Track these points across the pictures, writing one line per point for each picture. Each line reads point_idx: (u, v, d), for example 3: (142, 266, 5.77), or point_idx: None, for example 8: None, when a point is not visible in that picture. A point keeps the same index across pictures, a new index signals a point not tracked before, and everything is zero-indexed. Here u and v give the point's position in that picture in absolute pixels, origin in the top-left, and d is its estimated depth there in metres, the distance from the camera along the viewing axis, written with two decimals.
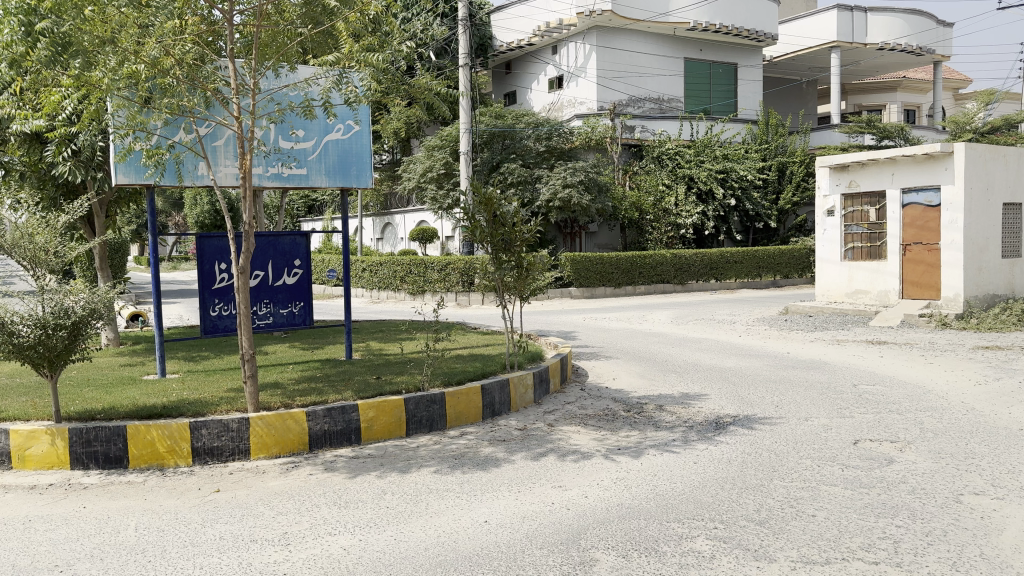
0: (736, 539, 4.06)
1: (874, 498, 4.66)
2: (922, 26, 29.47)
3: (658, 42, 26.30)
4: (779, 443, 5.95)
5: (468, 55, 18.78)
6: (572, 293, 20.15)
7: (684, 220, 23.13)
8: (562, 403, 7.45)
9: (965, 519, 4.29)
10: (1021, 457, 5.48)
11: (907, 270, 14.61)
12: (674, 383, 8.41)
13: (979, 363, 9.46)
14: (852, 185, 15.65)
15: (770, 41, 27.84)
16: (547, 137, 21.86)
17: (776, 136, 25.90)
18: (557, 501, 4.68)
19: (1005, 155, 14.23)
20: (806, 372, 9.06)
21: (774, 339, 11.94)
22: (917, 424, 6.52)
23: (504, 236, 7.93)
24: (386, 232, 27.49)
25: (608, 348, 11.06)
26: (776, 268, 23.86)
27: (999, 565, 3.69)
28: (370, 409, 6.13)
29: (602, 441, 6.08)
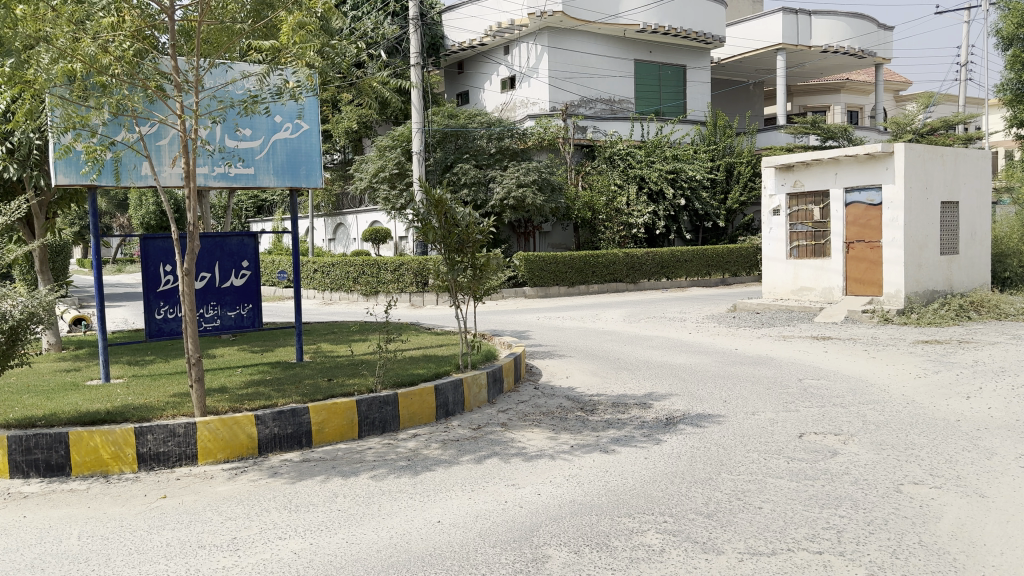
0: (685, 532, 4.13)
1: (819, 489, 4.79)
2: (864, 30, 30.26)
3: (609, 44, 26.53)
4: (727, 437, 6.07)
5: (419, 55, 18.66)
6: (526, 292, 20.23)
7: (636, 220, 23.38)
8: (516, 403, 7.46)
9: (905, 508, 4.44)
10: (957, 447, 5.68)
11: (850, 267, 15.01)
12: (626, 381, 8.51)
13: (919, 357, 9.77)
14: (796, 185, 16.01)
15: (718, 43, 28.31)
16: (499, 137, 21.87)
17: (723, 137, 26.39)
18: (511, 499, 4.70)
19: (942, 155, 14.72)
20: (753, 367, 9.25)
21: (722, 336, 12.14)
22: (859, 416, 6.71)
23: (458, 236, 7.94)
24: (339, 233, 27.22)
25: (562, 346, 11.14)
26: (725, 267, 24.25)
27: (937, 552, 3.82)
28: (321, 411, 6.08)
29: (554, 440, 6.13)
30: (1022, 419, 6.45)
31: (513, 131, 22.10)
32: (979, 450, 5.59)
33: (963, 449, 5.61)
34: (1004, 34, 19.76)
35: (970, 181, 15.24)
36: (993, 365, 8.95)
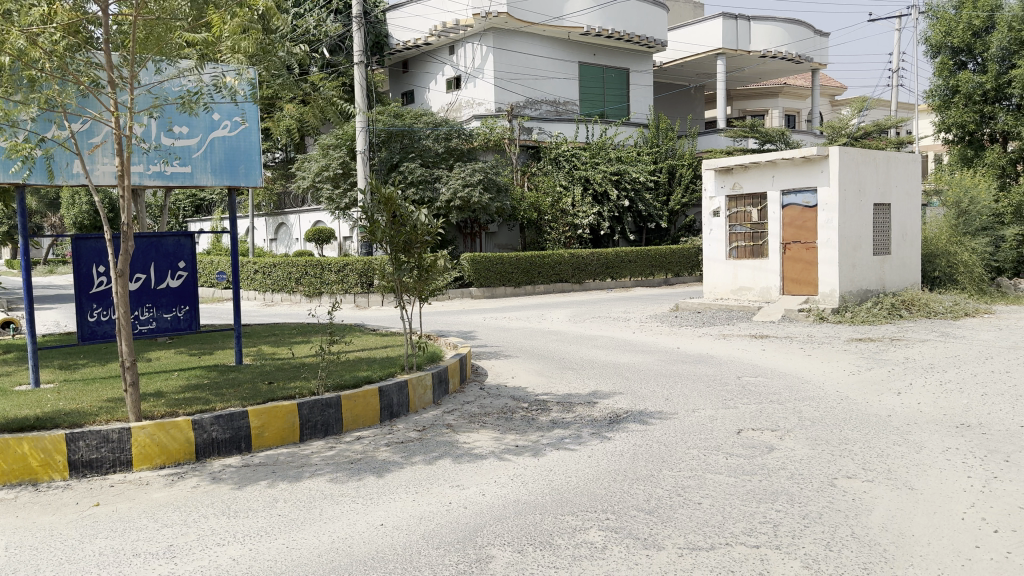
0: (627, 529, 4.19)
1: (756, 484, 4.91)
2: (800, 36, 31.10)
3: (554, 46, 26.69)
4: (668, 434, 6.18)
5: (362, 53, 18.43)
6: (472, 292, 20.21)
7: (581, 220, 23.63)
8: (461, 404, 7.45)
9: (838, 501, 4.58)
10: (888, 442, 5.88)
11: (787, 268, 15.40)
12: (571, 380, 8.58)
13: (852, 354, 10.08)
14: (735, 187, 16.34)
15: (660, 47, 28.75)
16: (446, 137, 21.75)
17: (666, 139, 26.81)
18: (455, 500, 4.70)
19: (875, 159, 15.20)
20: (695, 365, 9.42)
21: (665, 335, 12.33)
22: (795, 412, 6.90)
23: (405, 237, 7.89)
24: (281, 233, 26.79)
25: (507, 346, 11.17)
26: (668, 267, 24.63)
27: (868, 543, 3.96)
28: (261, 414, 5.98)
29: (499, 440, 6.14)
30: (948, 413, 6.72)
31: (460, 131, 22.04)
32: (908, 444, 5.80)
33: (893, 443, 5.82)
34: (932, 42, 20.50)
35: (901, 184, 15.80)
36: (922, 362, 9.30)
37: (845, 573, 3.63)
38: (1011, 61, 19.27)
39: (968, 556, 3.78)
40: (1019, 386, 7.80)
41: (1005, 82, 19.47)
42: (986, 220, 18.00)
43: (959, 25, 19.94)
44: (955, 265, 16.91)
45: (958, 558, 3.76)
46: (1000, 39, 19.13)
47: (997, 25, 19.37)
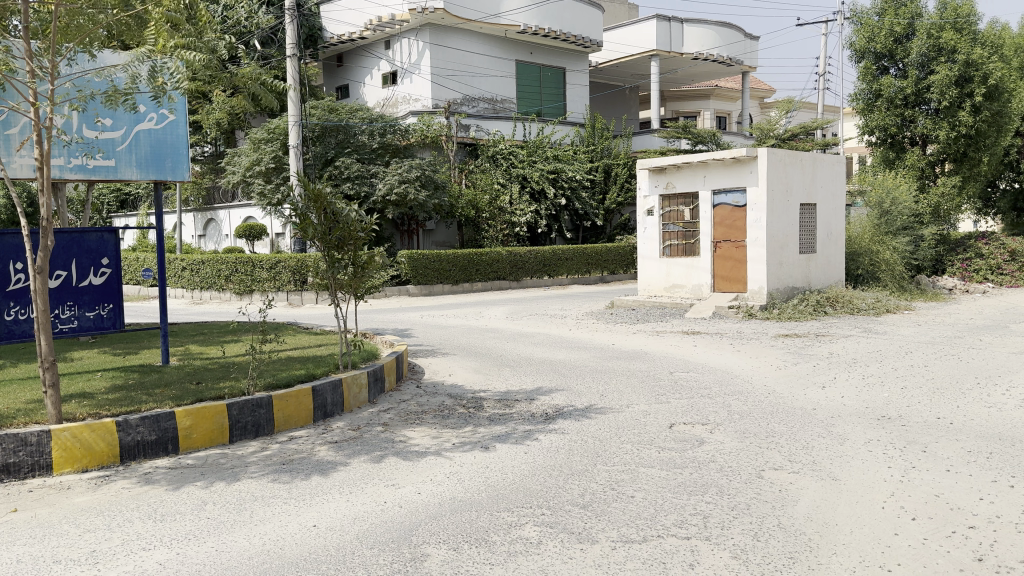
0: (561, 524, 4.24)
1: (687, 477, 5.03)
2: (730, 39, 31.85)
3: (490, 43, 26.69)
4: (603, 430, 6.26)
5: (295, 46, 18.08)
6: (409, 290, 20.07)
7: (518, 218, 23.69)
8: (397, 402, 7.41)
9: (765, 492, 4.72)
10: (812, 434, 6.08)
11: (718, 266, 15.77)
12: (508, 377, 8.62)
13: (780, 350, 10.41)
14: (668, 186, 16.61)
15: (596, 47, 29.04)
16: (381, 133, 21.55)
17: (601, 139, 27.13)
18: (390, 499, 4.68)
19: (801, 160, 15.69)
20: (630, 362, 9.56)
21: (600, 332, 12.49)
22: (725, 406, 7.09)
23: (339, 233, 7.79)
24: (210, 229, 26.12)
25: (444, 345, 11.13)
26: (604, 265, 24.96)
27: (793, 533, 4.09)
28: (189, 415, 5.83)
29: (437, 438, 6.12)
30: (870, 406, 7.00)
31: (395, 127, 21.86)
32: (832, 436, 6.01)
33: (818, 436, 6.03)
34: (856, 48, 21.22)
35: (827, 185, 16.35)
36: (846, 357, 9.66)
37: (771, 562, 3.75)
38: (930, 67, 20.32)
39: (888, 544, 3.94)
40: (936, 379, 8.18)
41: (924, 87, 20.39)
42: (907, 220, 18.80)
43: (882, 31, 20.79)
44: (877, 263, 17.57)
45: (878, 546, 3.91)
46: (919, 47, 20.15)
47: (917, 32, 20.34)
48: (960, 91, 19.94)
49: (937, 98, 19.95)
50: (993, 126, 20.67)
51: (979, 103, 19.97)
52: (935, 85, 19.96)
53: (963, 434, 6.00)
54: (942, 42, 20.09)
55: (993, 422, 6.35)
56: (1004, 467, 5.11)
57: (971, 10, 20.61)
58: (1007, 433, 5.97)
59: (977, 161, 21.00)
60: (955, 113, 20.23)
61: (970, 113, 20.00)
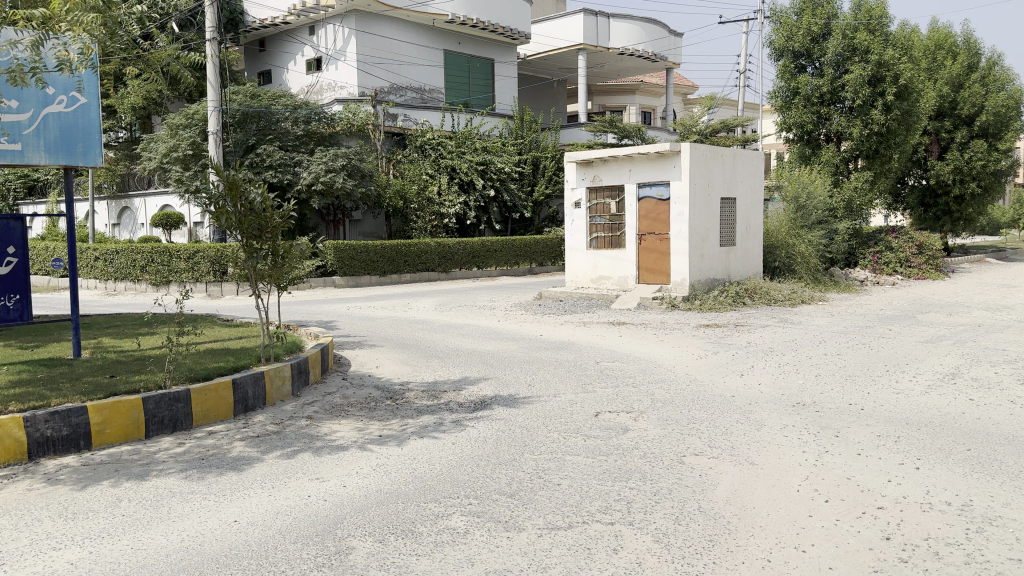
0: (488, 513, 4.25)
1: (612, 464, 5.11)
2: (656, 35, 32.37)
3: (418, 32, 26.41)
4: (530, 419, 6.31)
5: (215, 30, 17.51)
6: (335, 281, 19.77)
7: (447, 209, 23.51)
8: (322, 395, 7.30)
9: (686, 477, 4.85)
10: (731, 421, 6.27)
11: (642, 258, 16.04)
12: (436, 368, 8.61)
13: (702, 339, 10.67)
14: (595, 179, 16.78)
15: (524, 39, 29.09)
16: (306, 120, 21.12)
17: (529, 131, 27.21)
18: (314, 493, 4.60)
19: (722, 155, 16.09)
20: (557, 352, 9.65)
21: (528, 323, 12.59)
22: (649, 394, 7.24)
23: (255, 222, 7.58)
24: (124, 217, 25.15)
25: (371, 336, 11.00)
26: (532, 257, 25.14)
27: (713, 516, 4.21)
28: (102, 410, 5.61)
29: (362, 430, 6.05)
30: (786, 393, 7.27)
31: (321, 114, 21.46)
32: (750, 422, 6.22)
33: (736, 422, 6.22)
34: (776, 46, 21.82)
35: (746, 180, 16.84)
36: (763, 346, 9.98)
37: (692, 544, 3.86)
38: (845, 66, 21.08)
39: (802, 525, 4.10)
40: (848, 367, 8.54)
41: (839, 86, 21.16)
42: (821, 215, 19.55)
43: (800, 30, 21.44)
44: (793, 256, 18.21)
45: (794, 527, 4.07)
46: (835, 46, 20.91)
47: (833, 33, 21.09)
48: (873, 89, 20.81)
49: (851, 97, 20.73)
50: (902, 125, 21.64)
51: (890, 102, 20.86)
52: (850, 84, 20.73)
53: (873, 419, 6.29)
54: (857, 43, 20.87)
55: (900, 407, 6.67)
56: (910, 450, 5.38)
57: (884, 12, 21.45)
58: (913, 418, 6.29)
59: (887, 158, 21.86)
60: (867, 111, 21.07)
61: (881, 112, 20.89)
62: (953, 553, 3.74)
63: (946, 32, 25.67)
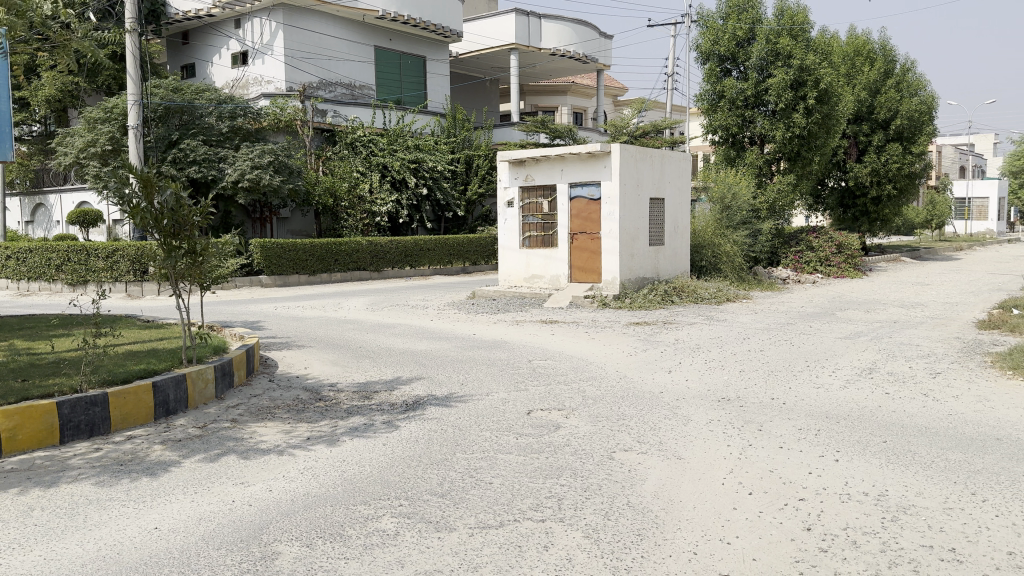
0: (419, 514, 4.21)
1: (543, 461, 5.14)
2: (586, 36, 32.72)
3: (348, 27, 26.05)
4: (462, 418, 6.28)
5: (135, 21, 16.88)
6: (262, 281, 19.34)
7: (379, 208, 23.30)
8: (247, 397, 7.11)
9: (616, 473, 4.91)
10: (659, 416, 6.38)
11: (574, 257, 16.18)
12: (367, 368, 8.50)
13: (632, 337, 10.82)
14: (527, 179, 16.81)
15: (456, 37, 28.97)
16: (231, 116, 20.58)
17: (462, 130, 27.14)
18: (238, 498, 4.48)
19: (651, 156, 16.36)
20: (489, 351, 9.65)
21: (461, 322, 12.56)
22: (580, 392, 7.30)
23: (172, 220, 7.32)
24: (38, 215, 24.07)
25: (300, 336, 10.79)
26: (465, 256, 25.10)
27: (641, 511, 4.28)
28: (12, 415, 5.33)
29: (289, 433, 5.93)
30: (713, 389, 7.43)
31: (247, 110, 20.93)
32: (677, 417, 6.34)
33: (664, 417, 6.33)
34: (702, 49, 22.34)
35: (674, 181, 17.17)
36: (691, 342, 10.20)
37: (620, 539, 3.90)
38: (768, 71, 21.72)
39: (728, 517, 4.19)
40: (771, 362, 8.79)
41: (763, 90, 21.77)
42: (745, 215, 20.09)
43: (726, 34, 21.98)
44: (719, 255, 18.67)
45: (719, 520, 4.16)
46: (759, 51, 21.50)
47: (757, 37, 21.70)
48: (795, 93, 21.50)
49: (774, 100, 21.36)
50: (822, 128, 22.41)
51: (811, 105, 21.62)
52: (773, 88, 21.38)
53: (794, 412, 6.49)
54: (780, 48, 21.51)
55: (820, 401, 6.91)
56: (830, 443, 5.57)
57: (805, 18, 22.16)
58: (832, 411, 6.51)
59: (808, 161, 22.58)
60: (789, 115, 21.76)
61: (802, 115, 21.59)
62: (870, 542, 3.88)
63: (864, 38, 26.65)
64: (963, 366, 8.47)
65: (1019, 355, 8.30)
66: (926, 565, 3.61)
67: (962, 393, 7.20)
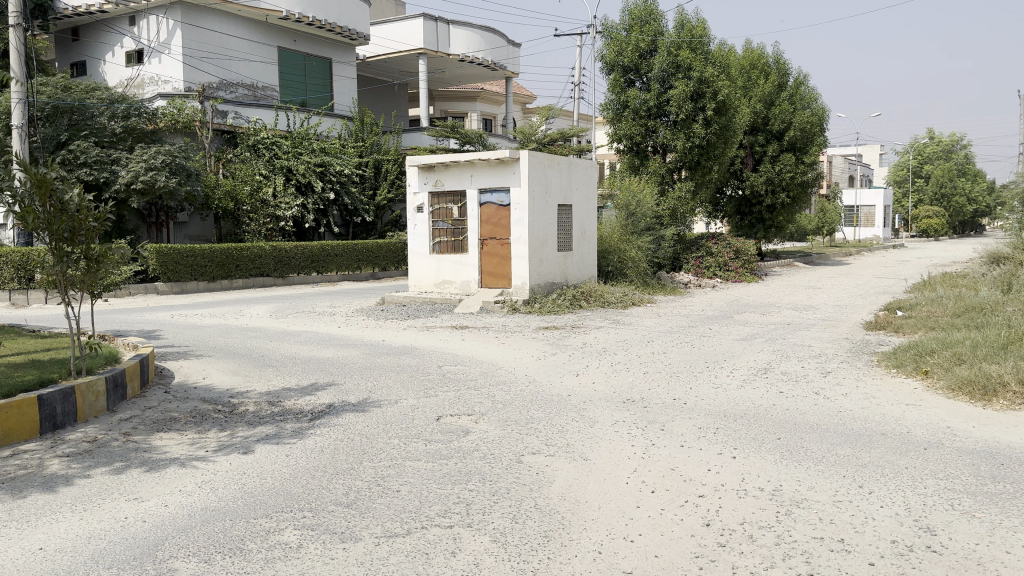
0: (324, 525, 4.13)
1: (451, 467, 5.13)
2: (494, 44, 32.92)
3: (250, 27, 25.35)
4: (369, 426, 6.20)
5: (20, 16, 15.91)
6: (157, 287, 18.58)
7: (283, 212, 22.82)
8: (142, 409, 6.80)
9: (524, 476, 4.95)
10: (567, 418, 6.47)
11: (484, 262, 16.22)
12: (271, 377, 8.28)
13: (541, 341, 10.93)
14: (437, 184, 16.72)
15: (363, 41, 28.59)
16: (124, 115, 19.71)
17: (370, 134, 26.78)
18: (132, 514, 4.28)
19: (558, 163, 16.58)
20: (398, 358, 9.56)
21: (369, 328, 12.39)
22: (489, 396, 7.32)
23: (67, 224, 6.95)
24: None
25: (199, 346, 10.40)
26: (375, 262, 24.79)
27: (548, 513, 4.33)
28: None
29: (192, 444, 5.72)
30: (617, 390, 7.60)
31: (142, 110, 20.08)
32: (584, 419, 6.43)
33: (572, 420, 6.43)
34: (607, 60, 22.79)
35: (581, 188, 17.47)
36: (597, 346, 10.38)
37: (528, 542, 3.94)
38: (669, 82, 22.37)
39: (631, 516, 4.29)
40: (673, 364, 9.04)
41: (664, 101, 22.40)
42: (649, 221, 20.63)
43: (629, 46, 22.51)
44: (625, 261, 19.08)
45: (623, 519, 4.24)
46: (661, 63, 22.14)
47: (658, 49, 22.33)
48: (695, 104, 22.23)
49: (675, 111, 22.02)
50: (720, 138, 23.25)
51: (709, 116, 22.39)
52: (674, 98, 22.04)
53: (695, 412, 6.70)
54: (680, 60, 22.23)
55: (719, 400, 7.17)
56: (729, 440, 5.78)
57: (704, 32, 23.00)
58: (730, 410, 6.76)
59: (707, 170, 23.36)
60: (690, 125, 22.49)
61: (701, 126, 22.34)
62: (765, 535, 4.04)
63: (759, 53, 27.82)
64: (852, 365, 8.95)
65: (902, 355, 8.81)
66: (816, 556, 3.80)
67: (850, 390, 7.58)
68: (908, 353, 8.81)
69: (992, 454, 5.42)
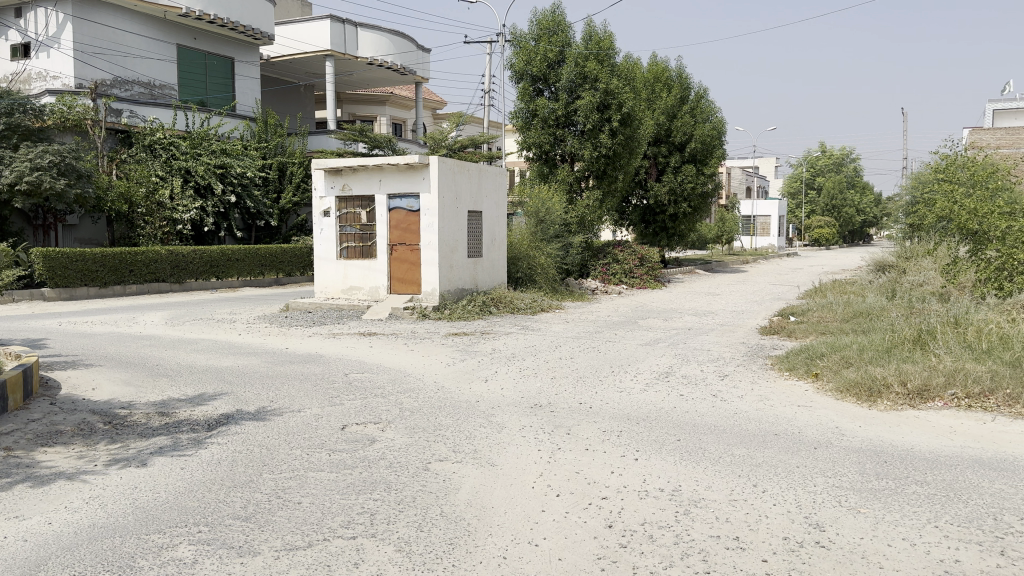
0: (220, 539, 4.01)
1: (356, 477, 5.06)
2: (404, 48, 32.71)
3: (147, 24, 24.36)
4: (270, 437, 6.03)
5: None
6: (43, 293, 17.60)
7: (181, 215, 22.03)
8: (25, 423, 6.41)
9: (430, 484, 4.94)
10: (474, 424, 6.50)
11: (393, 268, 16.07)
12: (167, 387, 7.97)
13: (449, 348, 10.93)
14: (344, 188, 16.45)
15: (268, 41, 27.87)
16: (7, 112, 18.61)
17: (274, 136, 26.12)
18: (11, 533, 4.04)
19: (468, 169, 16.59)
20: (302, 366, 9.35)
21: (273, 336, 12.07)
22: (396, 404, 7.27)
23: None
24: None
25: (88, 355, 9.90)
26: (279, 267, 24.13)
27: (454, 520, 4.33)
28: None
29: (80, 458, 5.44)
30: (525, 396, 7.67)
31: (27, 106, 19.00)
32: (491, 425, 6.47)
33: (479, 426, 6.44)
34: (516, 68, 22.99)
35: (490, 195, 17.55)
36: (505, 352, 10.44)
37: (433, 550, 3.93)
38: (577, 92, 22.76)
39: (536, 520, 4.34)
40: (579, 369, 9.20)
41: (572, 110, 22.78)
42: (558, 228, 20.93)
43: (537, 55, 22.78)
44: (534, 267, 19.27)
45: (528, 523, 4.29)
46: (568, 73, 22.50)
47: (566, 59, 22.67)
48: (601, 115, 22.69)
49: (582, 121, 22.43)
50: (626, 149, 23.82)
51: (615, 127, 22.90)
52: (581, 109, 22.46)
53: (600, 416, 6.84)
54: (587, 71, 22.60)
55: (622, 404, 7.32)
56: (630, 443, 5.93)
57: (610, 44, 23.51)
58: (633, 413, 6.94)
59: (613, 179, 23.90)
60: (596, 135, 22.97)
61: (608, 136, 22.85)
62: (664, 535, 4.16)
63: (662, 67, 28.66)
64: (748, 368, 9.34)
65: (794, 358, 9.22)
66: (713, 554, 3.93)
67: (746, 393, 7.90)
68: (799, 356, 9.25)
69: (876, 452, 5.75)
